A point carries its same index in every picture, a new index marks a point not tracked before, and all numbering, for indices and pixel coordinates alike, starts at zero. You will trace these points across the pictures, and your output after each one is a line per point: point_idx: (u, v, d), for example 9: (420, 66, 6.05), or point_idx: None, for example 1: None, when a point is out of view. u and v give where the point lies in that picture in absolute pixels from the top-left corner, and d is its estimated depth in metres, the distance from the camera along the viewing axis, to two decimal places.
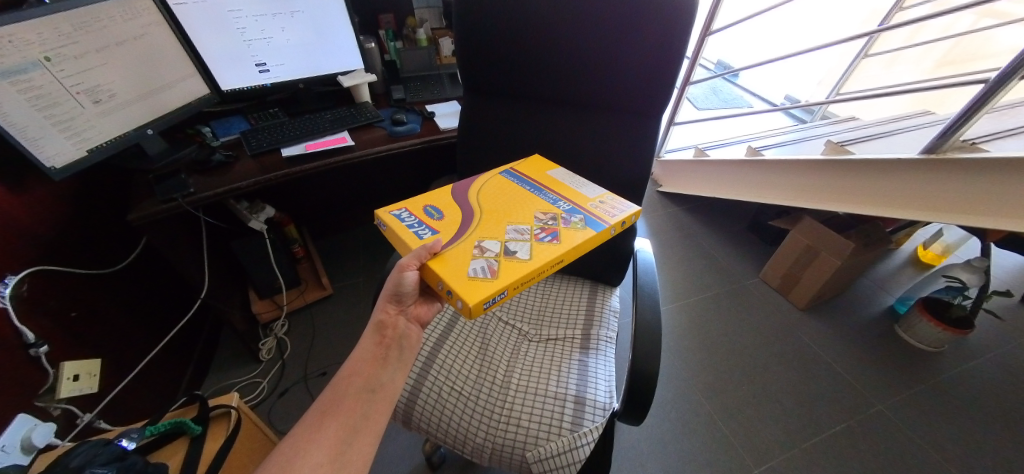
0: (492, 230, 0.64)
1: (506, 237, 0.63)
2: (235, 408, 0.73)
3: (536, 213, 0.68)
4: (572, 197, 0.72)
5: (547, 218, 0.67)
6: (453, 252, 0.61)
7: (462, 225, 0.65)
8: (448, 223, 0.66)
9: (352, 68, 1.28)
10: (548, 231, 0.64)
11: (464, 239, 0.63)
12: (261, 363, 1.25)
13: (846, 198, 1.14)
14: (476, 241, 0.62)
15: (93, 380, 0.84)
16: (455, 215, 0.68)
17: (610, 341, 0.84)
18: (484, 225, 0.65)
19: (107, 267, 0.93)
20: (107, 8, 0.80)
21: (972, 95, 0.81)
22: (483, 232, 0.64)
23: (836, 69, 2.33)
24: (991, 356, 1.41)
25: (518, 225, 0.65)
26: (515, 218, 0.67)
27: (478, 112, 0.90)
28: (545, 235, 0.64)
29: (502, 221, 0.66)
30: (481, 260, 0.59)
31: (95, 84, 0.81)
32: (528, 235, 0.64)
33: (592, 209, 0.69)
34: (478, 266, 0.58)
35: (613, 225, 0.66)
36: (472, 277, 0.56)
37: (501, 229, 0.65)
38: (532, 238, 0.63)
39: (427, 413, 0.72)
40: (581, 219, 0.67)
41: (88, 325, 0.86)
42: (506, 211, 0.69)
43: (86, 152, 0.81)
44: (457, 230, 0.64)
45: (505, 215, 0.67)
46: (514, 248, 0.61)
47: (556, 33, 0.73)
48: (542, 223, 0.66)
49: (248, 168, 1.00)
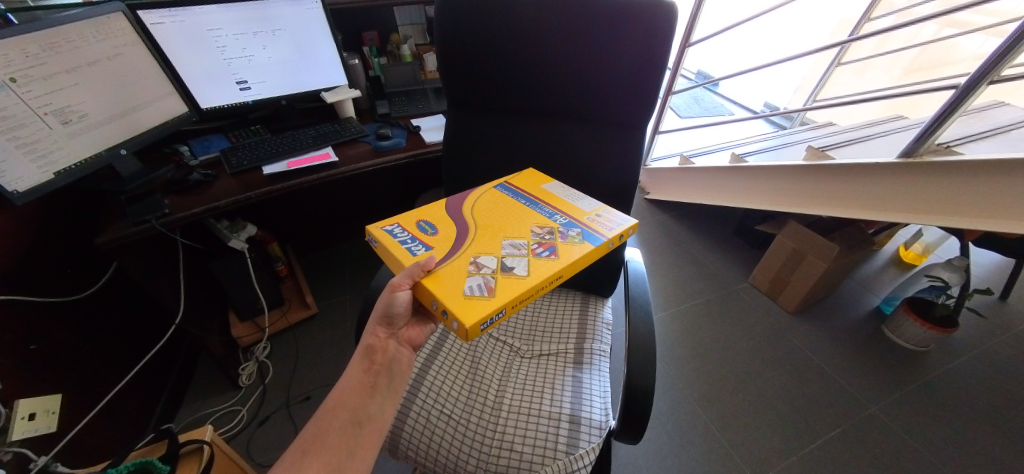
0: (488, 245, 0.63)
1: (502, 253, 0.61)
2: (208, 442, 0.69)
3: (533, 227, 0.67)
4: (564, 210, 0.71)
5: (544, 233, 0.65)
6: (447, 269, 0.59)
7: (457, 241, 0.64)
8: (442, 238, 0.64)
9: (335, 84, 1.27)
10: (545, 245, 0.63)
11: (459, 255, 0.61)
12: (240, 390, 1.20)
13: (827, 203, 1.16)
14: (472, 257, 0.60)
15: (51, 419, 0.79)
16: (449, 230, 0.66)
17: (604, 355, 0.82)
18: (479, 240, 0.64)
19: (74, 294, 0.89)
20: (77, 28, 0.78)
21: (943, 100, 0.85)
22: (478, 248, 0.62)
23: (811, 76, 2.41)
24: (977, 353, 1.43)
25: (514, 240, 0.64)
26: (511, 232, 0.66)
27: (462, 126, 0.89)
28: (543, 250, 0.62)
29: (498, 236, 0.65)
30: (477, 277, 0.57)
31: (64, 105, 0.78)
32: (526, 250, 0.62)
33: (589, 223, 0.68)
34: (474, 284, 0.56)
35: (611, 238, 0.66)
36: (468, 296, 0.54)
37: (497, 244, 0.63)
38: (529, 253, 0.61)
39: (415, 442, 0.68)
40: (579, 233, 0.66)
41: (47, 360, 0.80)
42: (502, 225, 0.67)
43: (52, 176, 0.77)
44: (452, 246, 0.63)
45: (502, 230, 0.66)
46: (511, 264, 0.60)
47: (541, 47, 0.73)
48: (539, 238, 0.64)
49: (228, 187, 0.97)
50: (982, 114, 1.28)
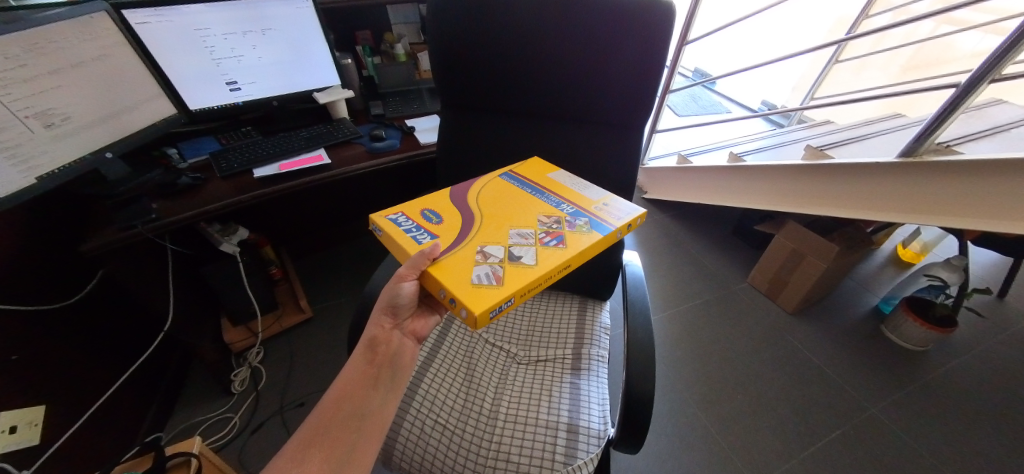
0: (495, 234, 0.61)
1: (509, 242, 0.60)
2: (196, 456, 0.68)
3: (539, 216, 0.65)
4: (572, 199, 0.69)
5: (551, 222, 0.64)
6: (452, 258, 0.57)
7: (462, 230, 0.62)
8: (447, 227, 0.62)
9: (328, 84, 1.25)
10: (553, 235, 0.61)
11: (465, 245, 0.59)
12: (232, 397, 1.18)
13: (825, 203, 1.15)
14: (478, 246, 0.59)
15: (34, 431, 0.77)
16: (454, 219, 0.64)
17: (602, 360, 0.81)
18: (486, 230, 0.62)
19: (58, 302, 0.86)
20: (61, 28, 0.76)
21: (943, 99, 0.83)
22: (485, 237, 0.60)
23: (809, 75, 2.41)
24: (976, 352, 1.43)
25: (521, 229, 0.62)
26: (518, 222, 0.64)
27: (457, 128, 0.87)
28: (550, 239, 0.61)
29: (504, 225, 0.63)
30: (484, 266, 0.56)
31: (47, 108, 0.75)
32: (533, 239, 0.60)
33: (596, 212, 0.67)
34: (481, 273, 0.55)
35: (619, 227, 0.64)
36: (476, 285, 0.53)
37: (504, 233, 0.61)
38: (537, 242, 0.60)
39: (409, 454, 0.67)
40: (586, 222, 0.64)
41: (30, 372, 0.78)
42: (507, 215, 0.65)
43: (34, 181, 0.74)
44: (458, 235, 0.61)
45: (507, 219, 0.64)
46: (519, 253, 0.58)
47: (536, 46, 0.71)
48: (546, 227, 0.63)
49: (218, 190, 0.95)
50: (982, 113, 1.27)
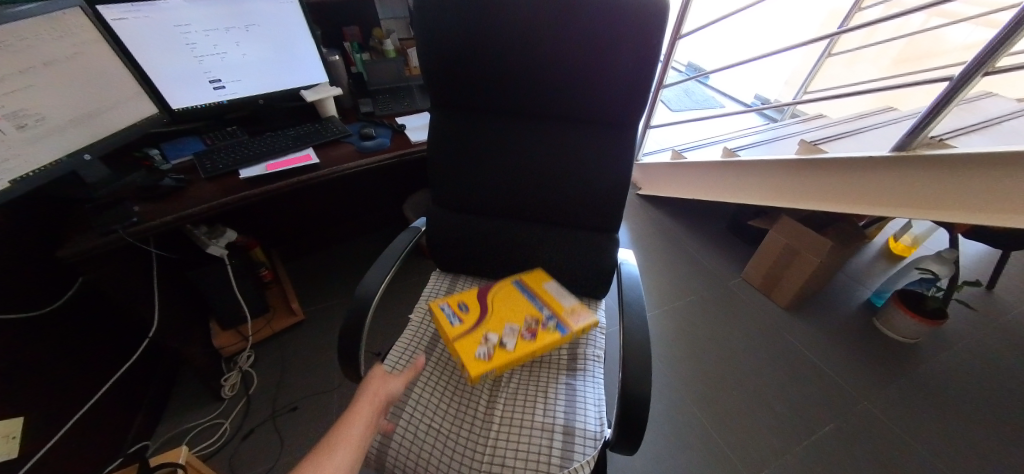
0: (497, 323, 0.80)
1: (504, 332, 0.78)
2: (182, 465, 0.66)
3: (529, 311, 0.82)
4: (558, 301, 0.84)
5: (535, 319, 0.81)
6: (464, 337, 0.76)
7: (476, 314, 0.81)
8: (466, 308, 0.82)
9: (315, 82, 1.22)
10: (533, 330, 0.78)
11: (475, 326, 0.78)
12: (223, 402, 1.16)
13: (818, 198, 1.14)
14: (484, 330, 0.77)
15: (12, 444, 0.75)
16: (472, 303, 0.83)
17: (599, 360, 0.80)
18: (492, 317, 0.80)
19: (36, 310, 0.83)
20: (32, 25, 0.72)
21: (937, 93, 0.83)
22: (490, 323, 0.79)
23: (801, 69, 2.42)
24: (966, 344, 1.44)
25: (515, 320, 0.80)
26: (514, 314, 0.81)
27: (447, 127, 0.85)
28: (531, 333, 0.78)
29: (506, 315, 0.81)
30: (483, 346, 0.75)
31: (18, 108, 0.72)
32: (520, 332, 0.78)
33: (567, 314, 0.82)
34: (480, 349, 0.74)
35: (576, 331, 0.79)
36: (474, 357, 0.72)
37: (503, 323, 0.80)
38: (520, 335, 0.77)
39: (401, 460, 0.65)
40: (556, 324, 0.80)
41: (8, 382, 0.76)
42: (508, 305, 0.83)
43: (8, 184, 0.71)
44: (472, 317, 0.80)
45: (508, 310, 0.82)
46: (508, 341, 0.76)
47: (526, 42, 0.69)
48: (531, 323, 0.80)
49: (202, 192, 0.92)
50: (972, 105, 1.28)
